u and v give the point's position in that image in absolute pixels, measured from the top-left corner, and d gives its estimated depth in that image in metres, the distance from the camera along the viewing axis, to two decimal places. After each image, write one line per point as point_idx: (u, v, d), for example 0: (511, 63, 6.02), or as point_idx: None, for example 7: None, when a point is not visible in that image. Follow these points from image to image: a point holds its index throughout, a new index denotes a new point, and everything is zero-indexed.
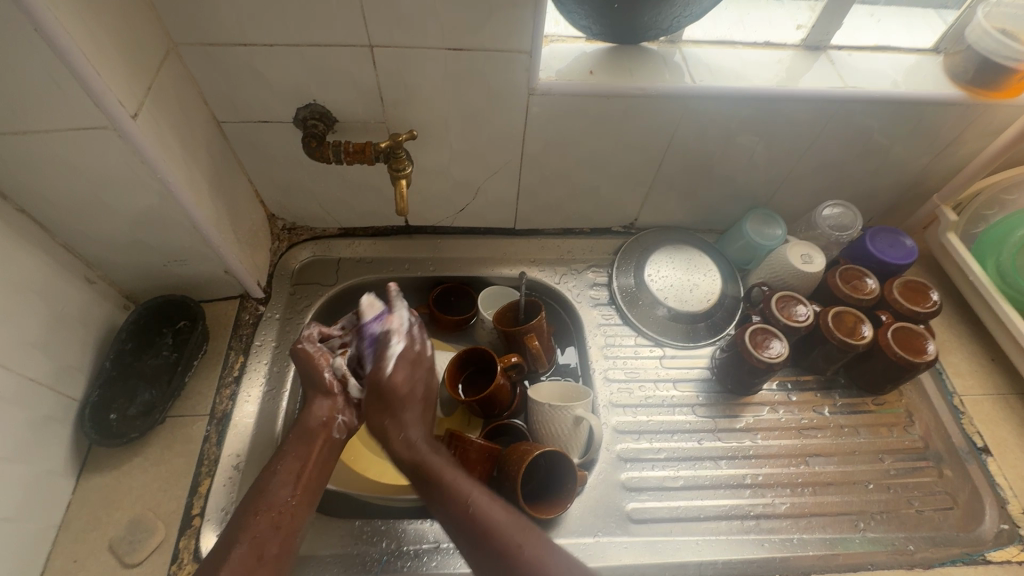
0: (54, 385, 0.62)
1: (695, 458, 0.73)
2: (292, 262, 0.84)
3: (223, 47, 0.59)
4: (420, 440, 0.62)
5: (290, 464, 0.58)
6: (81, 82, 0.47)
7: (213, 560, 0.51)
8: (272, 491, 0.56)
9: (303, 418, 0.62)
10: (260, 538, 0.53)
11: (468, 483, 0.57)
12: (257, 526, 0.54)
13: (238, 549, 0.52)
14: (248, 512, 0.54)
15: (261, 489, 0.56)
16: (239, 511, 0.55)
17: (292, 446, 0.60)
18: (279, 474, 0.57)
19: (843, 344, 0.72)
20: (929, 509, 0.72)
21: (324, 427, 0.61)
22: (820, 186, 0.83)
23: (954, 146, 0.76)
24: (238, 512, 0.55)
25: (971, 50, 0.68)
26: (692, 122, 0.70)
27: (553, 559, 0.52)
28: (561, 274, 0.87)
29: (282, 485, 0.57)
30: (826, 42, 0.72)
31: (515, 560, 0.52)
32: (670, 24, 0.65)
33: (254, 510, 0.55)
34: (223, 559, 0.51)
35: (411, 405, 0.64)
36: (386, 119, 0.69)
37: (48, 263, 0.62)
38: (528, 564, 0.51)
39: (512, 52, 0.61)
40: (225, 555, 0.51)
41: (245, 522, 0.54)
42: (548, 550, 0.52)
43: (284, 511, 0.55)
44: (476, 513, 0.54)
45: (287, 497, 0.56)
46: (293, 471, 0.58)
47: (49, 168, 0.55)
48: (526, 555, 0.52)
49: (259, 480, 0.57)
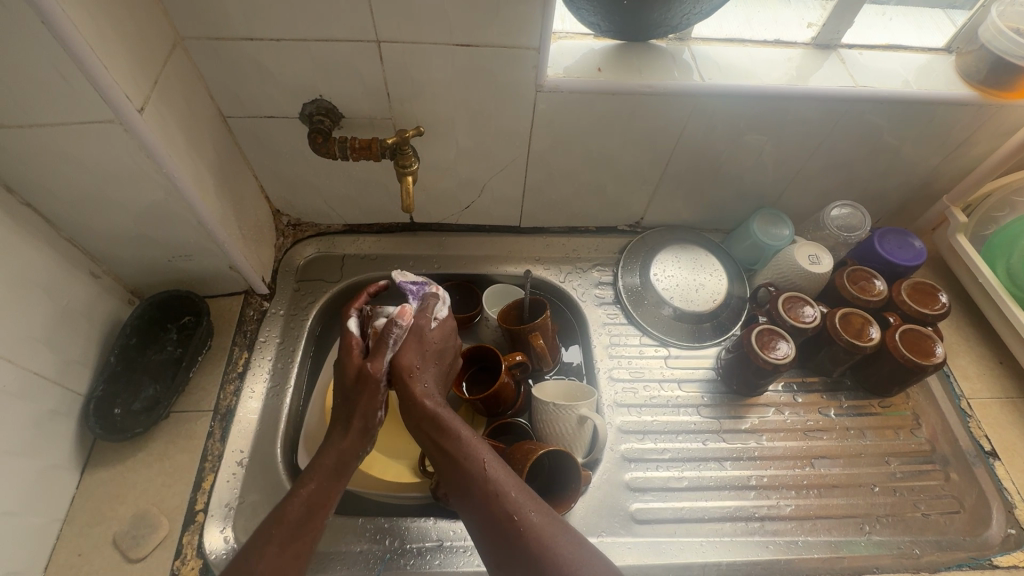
0: (58, 379, 0.62)
1: (699, 459, 0.73)
2: (297, 258, 0.84)
3: (229, 42, 0.59)
4: (436, 393, 0.61)
5: (317, 491, 0.55)
6: (89, 77, 0.47)
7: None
8: (297, 522, 0.53)
9: (338, 441, 0.58)
10: (280, 571, 0.51)
11: (482, 448, 0.57)
12: (278, 557, 0.51)
13: None
14: (271, 542, 0.52)
15: (282, 513, 0.53)
16: (256, 538, 0.52)
17: (321, 473, 0.56)
18: (304, 502, 0.54)
19: (851, 346, 0.71)
20: (936, 513, 0.72)
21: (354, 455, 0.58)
22: (827, 186, 0.82)
23: (965, 147, 0.76)
24: (253, 537, 0.52)
25: (984, 49, 0.67)
26: (701, 120, 0.70)
27: (557, 531, 0.52)
28: (566, 272, 0.87)
29: (307, 516, 0.54)
30: (836, 40, 0.72)
31: (525, 526, 0.52)
32: (679, 22, 0.65)
33: (278, 540, 0.52)
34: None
35: (436, 361, 0.63)
36: (393, 116, 0.68)
37: (54, 257, 0.62)
38: (531, 531, 0.51)
39: (520, 48, 0.61)
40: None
41: (263, 552, 0.51)
42: (555, 525, 0.52)
43: (307, 541, 0.53)
44: (489, 475, 0.54)
45: (309, 526, 0.53)
46: (318, 499, 0.55)
47: (55, 162, 0.55)
48: (534, 522, 0.52)
49: (281, 504, 0.54)
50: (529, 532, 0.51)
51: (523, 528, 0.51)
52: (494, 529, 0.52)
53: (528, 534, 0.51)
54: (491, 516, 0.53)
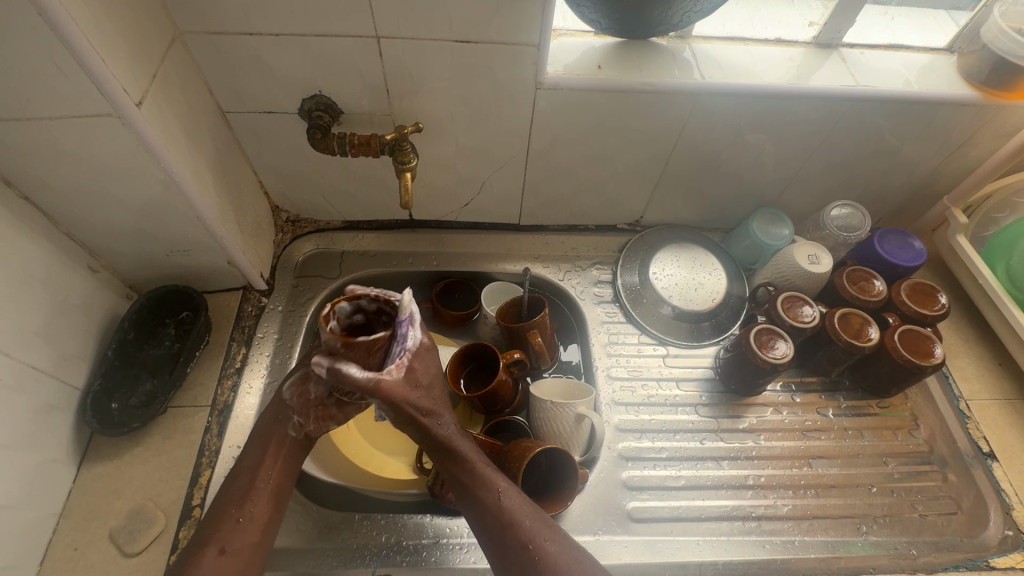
0: (56, 373, 0.62)
1: (697, 458, 0.73)
2: (296, 254, 0.84)
3: (228, 37, 0.59)
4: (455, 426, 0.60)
5: (249, 464, 0.60)
6: (86, 69, 0.47)
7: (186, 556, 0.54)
8: (234, 490, 0.58)
9: (262, 418, 0.64)
10: (224, 533, 0.55)
11: (497, 475, 0.57)
12: (220, 524, 0.56)
13: (205, 547, 0.54)
14: (215, 514, 0.57)
15: (229, 489, 0.59)
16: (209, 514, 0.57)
17: (253, 447, 0.61)
18: (241, 472, 0.60)
19: (850, 346, 0.71)
20: (933, 514, 0.72)
21: (279, 423, 0.63)
22: (827, 185, 0.82)
23: (966, 147, 0.75)
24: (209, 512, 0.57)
25: (986, 50, 0.67)
26: (701, 118, 0.70)
27: (571, 559, 0.53)
28: (565, 271, 0.87)
29: (245, 487, 0.58)
30: (838, 39, 0.71)
31: (538, 555, 0.53)
32: (680, 19, 0.64)
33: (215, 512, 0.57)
34: (194, 555, 0.54)
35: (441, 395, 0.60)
36: (392, 112, 0.68)
37: (51, 250, 0.62)
38: (547, 559, 0.53)
39: (520, 45, 0.61)
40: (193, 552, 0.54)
41: (209, 525, 0.56)
42: (569, 548, 0.54)
43: (245, 507, 0.57)
44: (503, 505, 0.55)
45: (243, 496, 0.58)
46: (254, 471, 0.60)
47: (55, 157, 0.55)
48: (549, 551, 0.53)
49: (227, 482, 0.60)
50: (545, 561, 0.52)
51: (538, 557, 0.53)
52: (510, 557, 0.54)
53: (542, 562, 0.52)
54: (505, 536, 0.54)
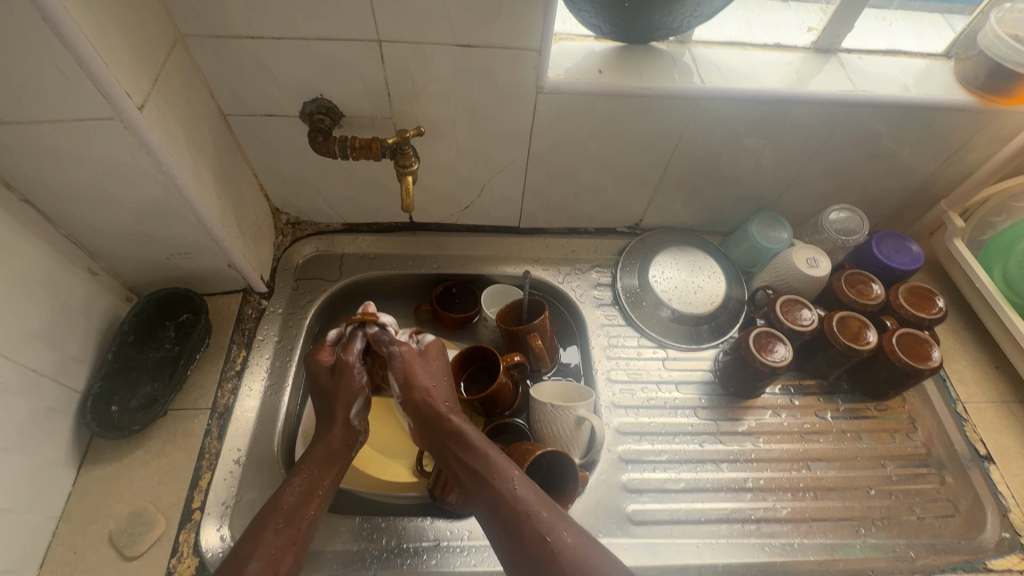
0: (55, 376, 0.62)
1: (696, 461, 0.73)
2: (296, 257, 0.84)
3: (231, 40, 0.59)
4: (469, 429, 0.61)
5: (309, 482, 0.57)
6: (89, 73, 0.47)
7: (226, 570, 0.50)
8: (290, 507, 0.55)
9: (326, 433, 0.61)
10: (278, 553, 0.52)
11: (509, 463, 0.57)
12: (273, 541, 0.52)
13: (253, 564, 0.50)
14: (266, 527, 0.53)
15: (282, 503, 0.55)
16: (253, 525, 0.53)
17: (313, 465, 0.59)
18: (299, 489, 0.56)
19: (847, 349, 0.72)
20: (930, 517, 0.72)
21: (344, 449, 0.61)
22: (826, 190, 0.82)
23: (963, 151, 0.76)
24: (256, 522, 0.53)
25: (982, 56, 0.68)
26: (702, 122, 0.70)
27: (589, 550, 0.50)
28: (564, 274, 0.87)
29: (299, 506, 0.55)
30: (836, 45, 0.72)
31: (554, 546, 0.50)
32: (681, 24, 0.65)
33: (271, 524, 0.53)
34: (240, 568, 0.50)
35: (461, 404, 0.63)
36: (394, 116, 0.68)
37: (51, 253, 0.62)
38: (563, 549, 0.50)
39: (522, 49, 0.61)
40: (239, 569, 0.49)
41: (263, 537, 0.52)
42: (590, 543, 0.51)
43: (302, 526, 0.54)
44: (521, 496, 0.53)
45: (301, 513, 0.55)
46: (311, 488, 0.57)
47: (56, 160, 0.55)
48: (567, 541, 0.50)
49: (277, 494, 0.56)
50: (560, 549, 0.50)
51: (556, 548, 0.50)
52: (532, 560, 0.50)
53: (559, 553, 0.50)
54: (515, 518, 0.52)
